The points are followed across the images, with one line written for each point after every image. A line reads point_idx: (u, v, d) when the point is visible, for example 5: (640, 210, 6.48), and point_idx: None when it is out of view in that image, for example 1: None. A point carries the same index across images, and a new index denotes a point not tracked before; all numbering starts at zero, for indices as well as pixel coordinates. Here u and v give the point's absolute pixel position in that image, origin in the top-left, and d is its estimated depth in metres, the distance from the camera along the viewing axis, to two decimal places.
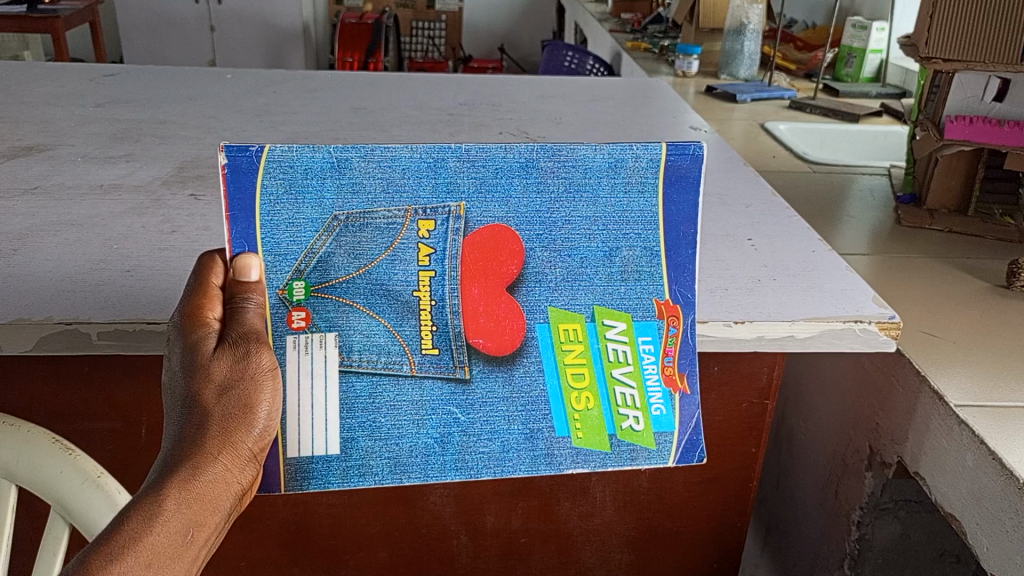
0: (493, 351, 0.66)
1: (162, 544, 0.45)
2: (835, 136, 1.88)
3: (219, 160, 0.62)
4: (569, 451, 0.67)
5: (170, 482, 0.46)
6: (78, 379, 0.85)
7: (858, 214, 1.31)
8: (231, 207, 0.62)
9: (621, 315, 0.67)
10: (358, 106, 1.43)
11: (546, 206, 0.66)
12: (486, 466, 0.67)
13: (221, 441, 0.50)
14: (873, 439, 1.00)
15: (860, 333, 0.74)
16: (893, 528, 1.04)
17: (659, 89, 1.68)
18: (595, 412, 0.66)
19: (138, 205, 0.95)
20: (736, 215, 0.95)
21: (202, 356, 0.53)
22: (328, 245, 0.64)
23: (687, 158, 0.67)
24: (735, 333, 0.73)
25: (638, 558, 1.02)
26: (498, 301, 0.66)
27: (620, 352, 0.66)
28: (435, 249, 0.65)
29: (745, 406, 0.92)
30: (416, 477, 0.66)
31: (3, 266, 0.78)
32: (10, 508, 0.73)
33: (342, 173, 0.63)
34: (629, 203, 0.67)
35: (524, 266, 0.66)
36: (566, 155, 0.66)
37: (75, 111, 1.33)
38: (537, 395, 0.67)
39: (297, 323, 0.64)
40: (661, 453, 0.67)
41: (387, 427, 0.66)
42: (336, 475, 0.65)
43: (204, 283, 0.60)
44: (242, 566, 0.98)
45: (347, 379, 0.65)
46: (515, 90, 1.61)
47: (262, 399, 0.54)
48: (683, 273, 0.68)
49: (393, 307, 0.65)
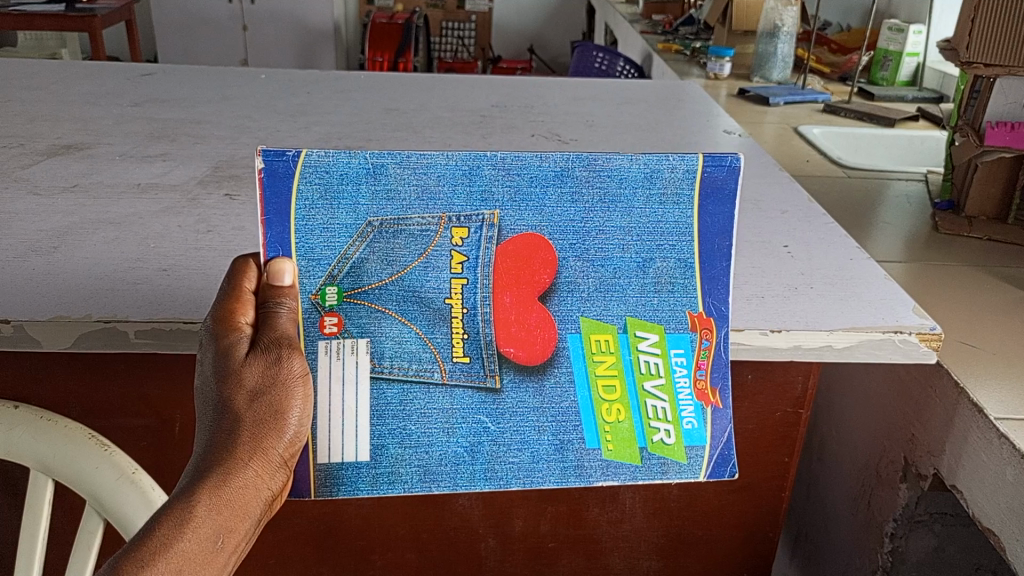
0: (525, 360, 0.66)
1: (192, 550, 0.45)
2: (869, 141, 1.85)
3: (256, 163, 0.62)
4: (599, 463, 0.67)
5: (201, 489, 0.47)
6: (112, 377, 0.86)
7: (893, 221, 1.30)
8: (267, 210, 0.63)
9: (654, 327, 0.66)
10: (390, 107, 1.44)
11: (580, 215, 0.66)
12: (515, 476, 0.67)
13: (252, 446, 0.50)
14: (908, 450, 0.99)
15: (900, 344, 0.71)
16: (928, 541, 1.03)
17: (690, 91, 1.67)
18: (626, 424, 0.66)
19: (174, 204, 0.95)
20: (772, 220, 0.93)
21: (235, 360, 0.54)
22: (361, 250, 0.64)
23: (724, 170, 0.66)
24: (771, 342, 0.70)
25: (667, 565, 1.01)
26: (530, 310, 0.66)
27: (652, 364, 0.66)
28: (468, 257, 0.64)
29: (779, 415, 0.89)
30: (445, 486, 0.66)
31: (45, 263, 0.79)
32: (48, 502, 0.76)
33: (378, 179, 0.63)
34: (664, 213, 0.66)
35: (557, 276, 0.66)
36: (602, 164, 0.65)
37: (113, 110, 1.35)
38: (568, 406, 0.66)
39: (329, 328, 0.64)
40: (692, 467, 0.67)
41: (417, 435, 0.66)
42: (366, 482, 0.65)
43: (237, 286, 0.59)
44: (272, 564, 0.99)
45: (378, 386, 0.65)
46: (546, 92, 1.61)
47: (294, 405, 0.54)
48: (717, 286, 0.67)
49: (425, 314, 0.65)
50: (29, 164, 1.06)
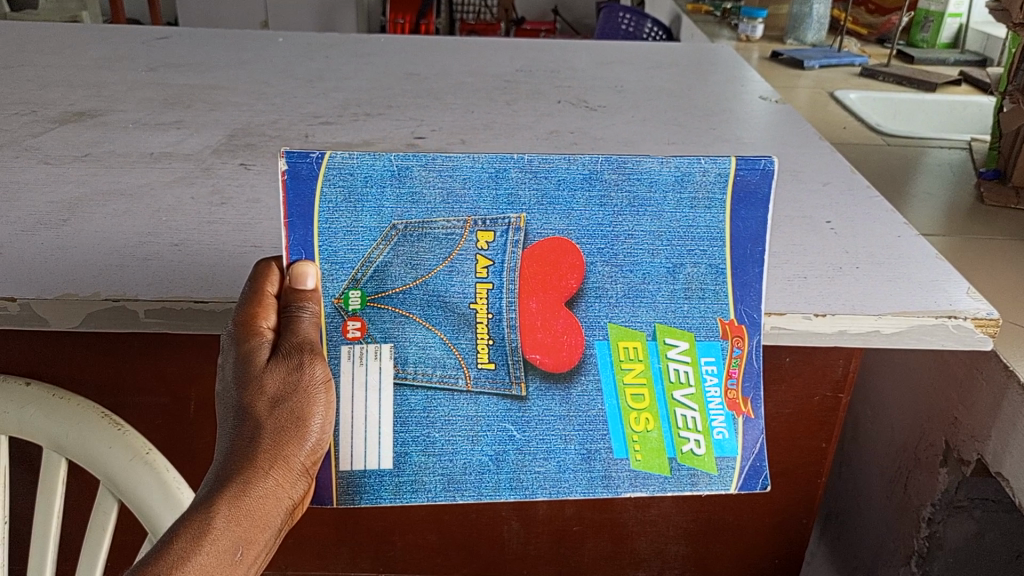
0: (551, 367, 0.62)
1: (211, 563, 0.45)
2: (909, 106, 1.78)
3: (280, 165, 0.59)
4: (628, 474, 0.63)
5: (221, 499, 0.46)
6: (125, 355, 0.83)
7: (935, 191, 1.24)
8: (290, 212, 0.59)
9: (684, 334, 0.62)
10: (411, 71, 1.39)
11: (608, 219, 0.61)
12: (541, 486, 0.63)
13: (273, 455, 0.49)
14: (950, 434, 0.95)
15: (953, 331, 0.66)
16: (969, 527, 0.99)
17: (721, 55, 1.60)
18: (655, 434, 0.62)
19: (188, 174, 0.92)
20: (813, 194, 0.88)
21: (256, 366, 0.52)
22: (385, 254, 0.60)
23: (756, 174, 0.61)
24: (815, 327, 0.66)
25: (695, 552, 0.98)
26: (557, 316, 0.62)
27: (682, 372, 0.62)
28: (493, 261, 0.61)
29: (817, 399, 0.85)
30: (469, 496, 0.63)
31: (54, 236, 0.76)
32: (61, 484, 0.75)
33: (402, 181, 0.60)
34: (695, 218, 0.62)
35: (584, 281, 0.62)
36: (632, 167, 0.60)
37: (128, 74, 1.32)
38: (595, 415, 0.63)
39: (352, 333, 0.61)
40: (723, 478, 0.63)
41: (441, 443, 0.63)
42: (389, 490, 0.62)
43: (259, 290, 0.57)
44: (290, 543, 0.97)
45: (402, 392, 0.62)
46: (572, 55, 1.55)
47: (316, 412, 0.52)
48: (749, 292, 0.63)
49: (449, 319, 0.61)
50: (39, 133, 1.02)
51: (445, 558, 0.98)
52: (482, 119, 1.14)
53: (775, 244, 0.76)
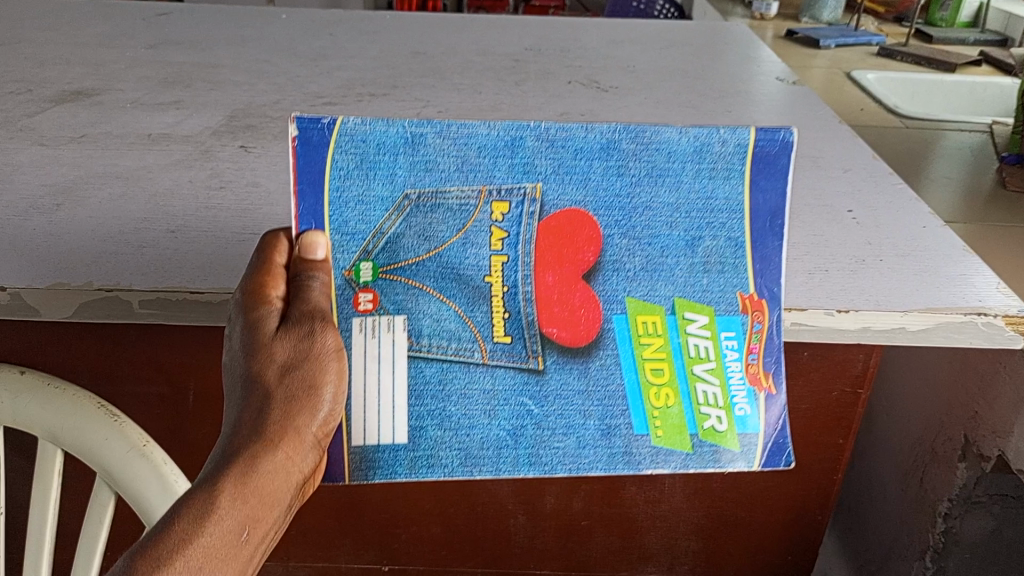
0: (568, 341, 0.60)
1: (216, 545, 0.43)
2: (928, 88, 1.74)
3: (290, 131, 0.56)
4: (649, 450, 0.61)
5: (228, 475, 0.45)
6: (121, 344, 0.81)
7: (955, 175, 1.21)
8: (300, 180, 0.57)
9: (704, 308, 0.59)
10: (418, 50, 1.35)
11: (626, 190, 0.58)
12: (561, 463, 0.61)
13: (283, 426, 0.48)
14: (970, 428, 0.93)
15: (982, 328, 0.63)
16: (986, 523, 0.96)
17: (736, 33, 1.56)
18: (676, 410, 0.60)
19: (187, 156, 0.89)
20: (834, 180, 0.84)
21: (265, 335, 0.51)
22: (397, 226, 0.58)
23: (776, 144, 0.58)
24: (838, 323, 0.63)
25: (707, 547, 0.96)
26: (574, 289, 0.60)
27: (702, 348, 0.59)
28: (508, 233, 0.58)
29: (836, 395, 0.82)
30: (488, 471, 0.61)
31: (47, 221, 0.73)
32: (57, 475, 0.73)
33: (416, 149, 0.57)
34: (714, 189, 0.59)
35: (601, 254, 0.59)
36: (650, 136, 0.58)
37: (127, 52, 1.28)
38: (614, 389, 0.60)
39: (364, 305, 0.58)
40: (746, 455, 0.61)
41: (457, 417, 0.60)
42: (404, 465, 0.60)
43: (267, 260, 0.55)
44: (292, 535, 0.95)
45: (417, 365, 0.59)
46: (584, 33, 1.51)
47: (328, 381, 0.51)
48: (769, 266, 0.60)
49: (464, 292, 0.59)
50: (35, 112, 1.00)
51: (451, 551, 0.97)
52: (490, 100, 1.10)
53: (796, 234, 0.73)
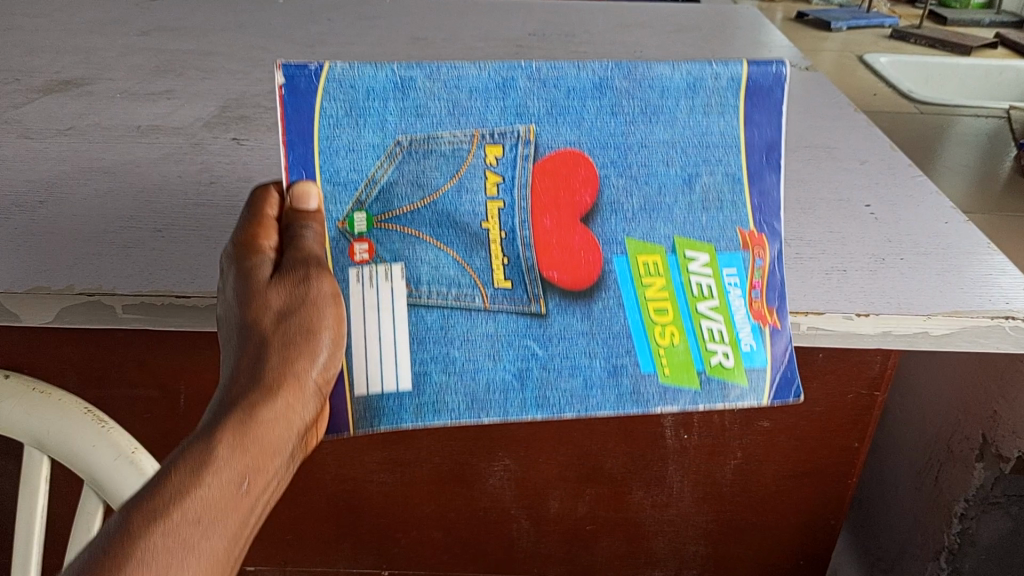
0: (570, 285, 0.58)
1: (214, 496, 0.40)
2: (942, 71, 1.69)
3: (274, 80, 0.53)
4: (657, 389, 0.57)
5: (223, 427, 0.42)
6: (109, 346, 0.78)
7: (973, 164, 1.17)
8: (287, 131, 0.54)
9: (704, 246, 0.58)
10: (417, 35, 1.31)
11: (621, 129, 0.57)
12: (570, 403, 0.57)
13: (280, 374, 0.45)
14: (989, 427, 0.90)
15: (1010, 333, 0.60)
16: (1003, 524, 0.93)
17: (745, 16, 1.51)
18: (681, 347, 0.57)
19: (177, 149, 0.86)
20: (850, 173, 0.81)
21: (257, 285, 0.48)
22: (389, 174, 0.55)
23: (768, 78, 0.57)
24: (857, 327, 0.60)
25: (715, 551, 0.93)
26: (573, 232, 0.58)
27: (704, 285, 0.57)
28: (504, 177, 0.57)
29: (851, 397, 0.79)
30: (495, 415, 0.57)
31: (28, 219, 0.70)
32: (43, 481, 0.70)
33: (406, 94, 0.55)
34: (708, 125, 0.58)
35: (598, 194, 0.58)
36: (644, 72, 0.57)
37: (119, 39, 1.25)
38: (618, 329, 0.58)
39: (360, 256, 0.56)
40: (755, 388, 0.57)
41: (462, 361, 0.57)
42: (410, 412, 0.56)
43: (259, 213, 0.52)
44: (290, 539, 0.93)
45: (416, 312, 0.57)
46: (589, 17, 1.47)
47: (326, 326, 0.48)
48: (768, 203, 0.59)
49: (461, 238, 0.57)
50: (22, 103, 0.96)
51: (452, 556, 0.94)
52: None
53: (811, 231, 0.69)
